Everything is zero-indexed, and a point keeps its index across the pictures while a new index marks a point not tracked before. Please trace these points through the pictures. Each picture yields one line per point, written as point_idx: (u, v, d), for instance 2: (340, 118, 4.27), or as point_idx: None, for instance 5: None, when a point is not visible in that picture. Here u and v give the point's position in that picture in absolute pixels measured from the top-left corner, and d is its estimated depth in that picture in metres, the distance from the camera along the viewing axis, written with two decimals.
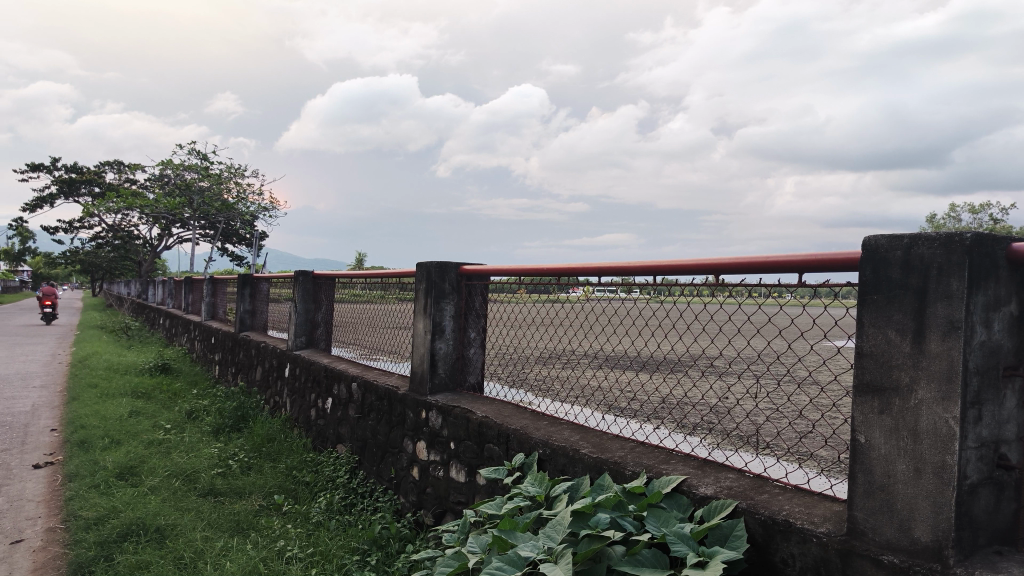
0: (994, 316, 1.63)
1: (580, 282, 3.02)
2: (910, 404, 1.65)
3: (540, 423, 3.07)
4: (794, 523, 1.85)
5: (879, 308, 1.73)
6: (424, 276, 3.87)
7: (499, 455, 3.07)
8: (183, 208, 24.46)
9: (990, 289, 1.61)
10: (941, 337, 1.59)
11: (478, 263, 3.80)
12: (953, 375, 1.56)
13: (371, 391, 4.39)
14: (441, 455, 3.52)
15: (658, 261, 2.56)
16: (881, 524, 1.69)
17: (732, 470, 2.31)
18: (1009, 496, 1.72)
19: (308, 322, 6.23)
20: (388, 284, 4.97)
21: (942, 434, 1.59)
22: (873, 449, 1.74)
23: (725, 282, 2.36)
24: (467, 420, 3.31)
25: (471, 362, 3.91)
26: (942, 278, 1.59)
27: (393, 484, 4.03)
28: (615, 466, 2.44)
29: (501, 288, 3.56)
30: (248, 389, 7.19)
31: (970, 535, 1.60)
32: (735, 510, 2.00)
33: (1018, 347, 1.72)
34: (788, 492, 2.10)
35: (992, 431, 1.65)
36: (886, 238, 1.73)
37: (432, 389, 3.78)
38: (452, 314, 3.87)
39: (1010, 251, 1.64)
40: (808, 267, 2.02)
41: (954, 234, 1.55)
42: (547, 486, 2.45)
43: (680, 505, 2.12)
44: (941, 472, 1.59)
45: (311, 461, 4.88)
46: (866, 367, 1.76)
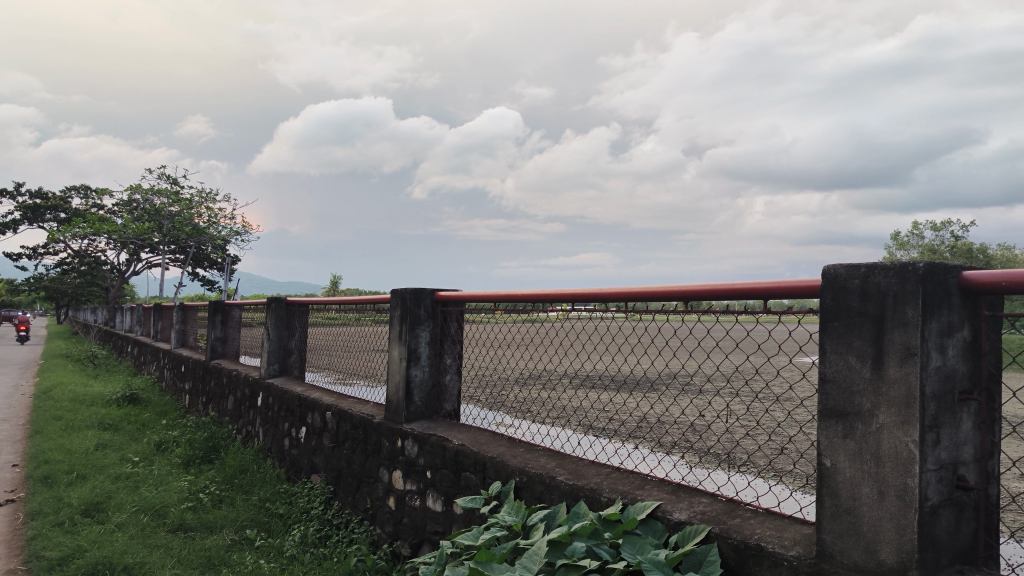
0: (949, 342, 1.67)
1: (556, 305, 3.03)
2: (872, 428, 1.68)
3: (517, 450, 3.07)
4: (765, 546, 1.88)
5: (840, 335, 1.76)
6: (399, 303, 3.86)
7: (476, 484, 3.06)
8: (153, 232, 24.16)
9: (943, 316, 1.65)
10: (899, 363, 1.62)
11: (452, 288, 3.81)
12: (911, 400, 1.60)
13: (345, 420, 4.36)
14: (417, 485, 3.50)
15: (632, 285, 2.58)
16: (848, 546, 1.71)
17: (705, 494, 2.33)
18: (970, 516, 1.75)
19: (282, 349, 6.17)
20: (363, 308, 4.94)
21: (903, 457, 1.62)
22: (838, 472, 1.76)
23: (696, 306, 2.40)
24: (444, 448, 3.30)
25: (447, 389, 3.91)
26: (898, 306, 1.63)
27: (369, 514, 3.99)
28: (591, 493, 2.44)
29: (478, 312, 3.56)
30: (220, 419, 7.09)
31: (933, 556, 1.63)
32: (709, 535, 2.02)
33: (973, 371, 1.76)
34: (760, 515, 2.12)
35: (950, 453, 1.68)
36: (845, 267, 1.77)
37: (408, 417, 3.76)
38: (428, 340, 3.86)
39: (961, 279, 1.69)
40: (775, 293, 2.05)
41: (908, 263, 1.59)
42: (523, 515, 2.45)
43: (655, 531, 2.13)
44: (903, 495, 1.61)
45: (284, 492, 4.81)
46: (830, 393, 1.79)
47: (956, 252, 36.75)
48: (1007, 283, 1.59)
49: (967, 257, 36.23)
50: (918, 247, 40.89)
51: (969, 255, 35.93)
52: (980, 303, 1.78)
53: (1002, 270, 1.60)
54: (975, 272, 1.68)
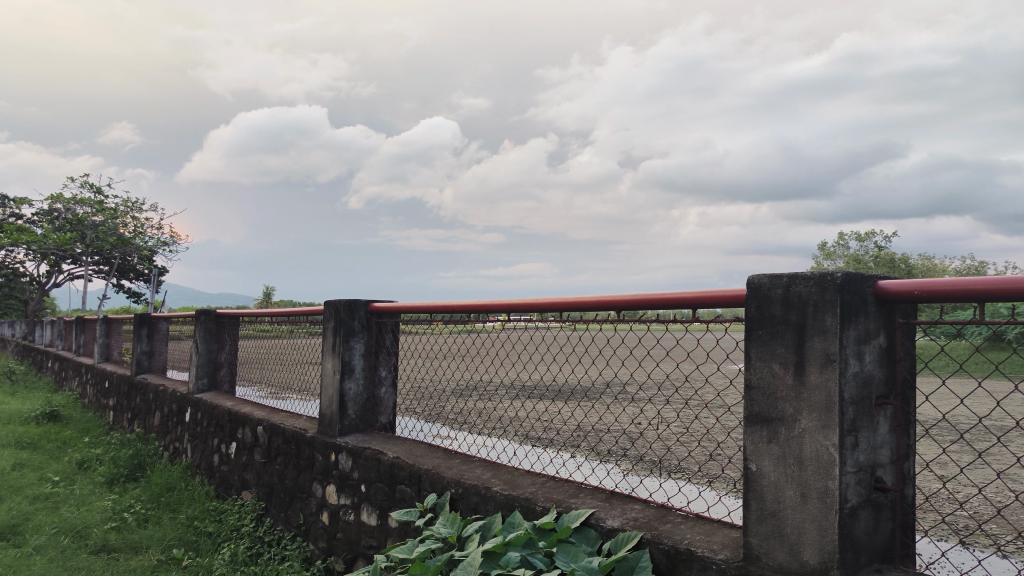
0: (866, 349, 1.74)
1: (495, 316, 3.02)
2: (794, 433, 1.73)
3: (452, 462, 3.06)
4: (694, 551, 1.91)
5: (764, 343, 1.81)
6: (332, 314, 3.80)
7: (411, 497, 3.03)
8: (75, 242, 23.31)
9: (860, 324, 1.72)
10: (819, 369, 1.68)
11: (387, 299, 3.78)
12: (831, 406, 1.65)
13: (277, 435, 4.27)
14: (351, 499, 3.45)
15: (566, 296, 2.60)
16: (774, 548, 1.76)
17: (638, 501, 2.36)
18: (887, 516, 1.81)
19: (211, 363, 6.00)
20: (297, 320, 4.85)
21: (824, 460, 1.67)
22: (763, 477, 1.81)
23: (628, 316, 2.44)
24: (378, 461, 3.26)
25: (382, 402, 3.87)
26: (818, 314, 1.69)
27: (302, 530, 3.91)
28: (526, 502, 2.44)
29: (414, 323, 3.53)
30: (146, 435, 6.86)
31: (853, 556, 1.69)
32: (641, 541, 2.05)
33: (889, 377, 1.83)
34: (689, 520, 2.16)
35: (868, 455, 1.75)
36: (768, 276, 1.82)
37: (342, 431, 3.71)
38: (362, 352, 3.81)
39: (877, 289, 1.76)
40: (703, 302, 2.11)
41: (827, 273, 1.65)
42: (458, 526, 2.44)
43: (589, 538, 2.15)
44: (825, 497, 1.66)
45: (214, 510, 4.68)
46: (754, 400, 1.84)
47: (877, 261, 38.14)
48: (919, 292, 1.66)
49: (888, 267, 37.66)
50: (843, 256, 42.28)
51: (889, 265, 37.40)
52: (894, 311, 1.85)
53: (915, 279, 1.67)
54: (889, 281, 1.75)
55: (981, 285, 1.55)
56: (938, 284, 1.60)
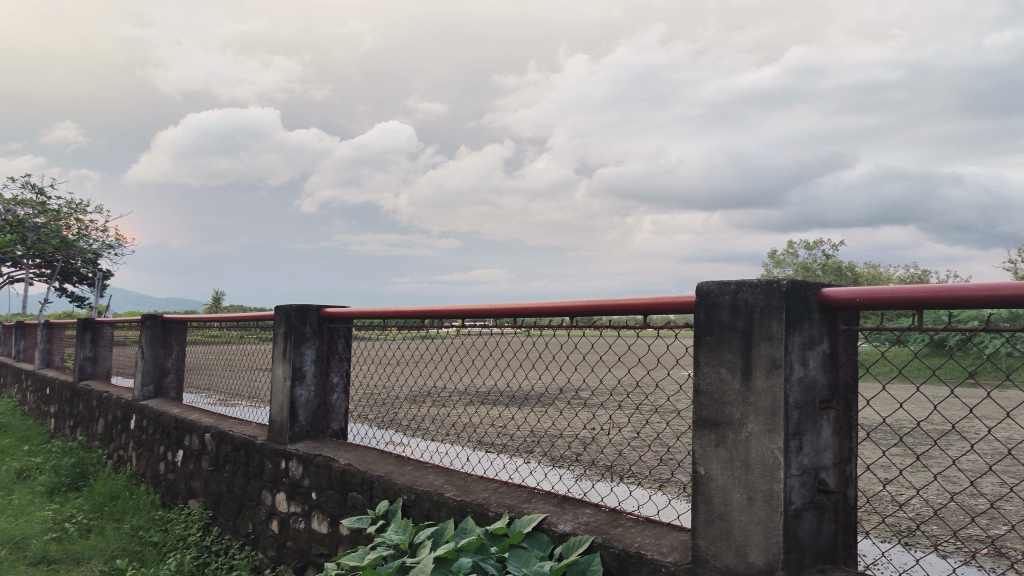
0: (810, 355, 1.78)
1: (450, 321, 3.01)
2: (742, 436, 1.76)
3: (405, 468, 3.04)
4: (645, 554, 1.94)
5: (712, 348, 1.84)
6: (283, 319, 3.75)
7: (363, 504, 3.00)
8: (15, 245, 22.60)
9: (805, 330, 1.76)
10: (765, 375, 1.71)
11: (340, 305, 3.75)
12: (776, 410, 1.69)
13: (226, 442, 4.19)
14: (302, 507, 3.40)
15: (522, 303, 2.61)
16: (721, 551, 1.79)
17: (589, 505, 2.37)
18: (830, 518, 1.86)
19: (157, 369, 5.87)
20: (247, 326, 4.76)
21: (770, 463, 1.70)
22: (711, 479, 1.83)
23: (581, 323, 2.46)
24: (330, 468, 3.22)
25: (334, 408, 3.84)
26: (764, 321, 1.72)
27: (250, 539, 3.85)
28: (479, 508, 2.44)
29: (368, 328, 3.49)
30: (88, 443, 6.67)
31: (797, 556, 1.72)
32: (592, 544, 2.06)
33: (832, 382, 1.88)
34: (640, 523, 2.18)
35: (812, 458, 1.79)
36: (717, 283, 1.85)
37: (292, 438, 3.66)
38: (314, 358, 3.77)
39: (821, 296, 1.80)
40: (655, 309, 2.13)
41: (773, 280, 1.69)
42: (410, 533, 2.43)
43: (541, 543, 2.16)
44: (770, 499, 1.70)
45: (159, 519, 4.57)
46: (703, 405, 1.86)
47: (825, 269, 39.03)
48: (861, 299, 1.71)
49: (834, 275, 38.60)
50: (791, 264, 43.20)
51: (835, 273, 38.34)
52: (838, 318, 1.90)
53: (858, 287, 1.72)
54: (833, 289, 1.80)
55: (921, 293, 1.60)
56: (880, 291, 1.66)
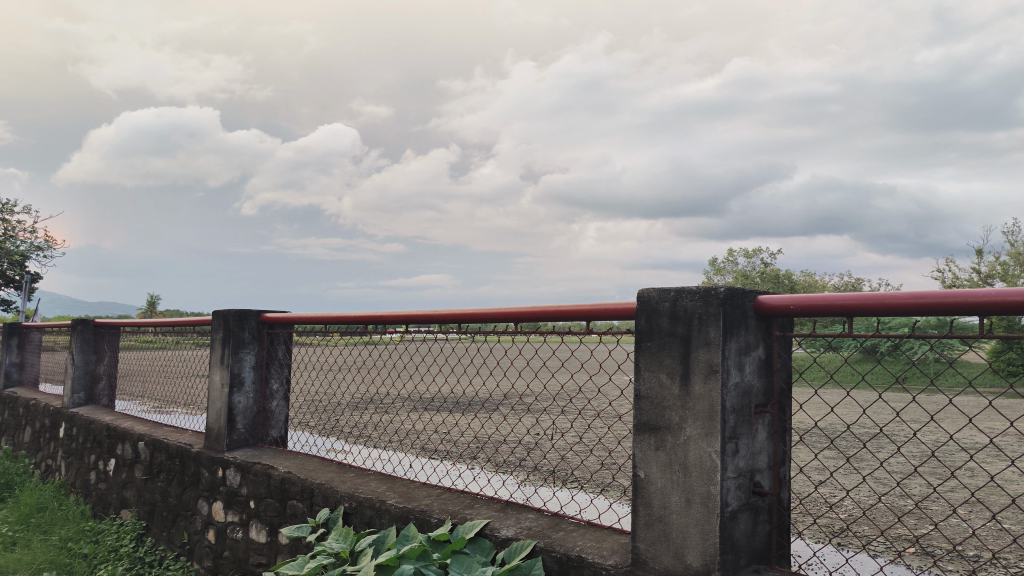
0: (746, 361, 1.82)
1: (394, 328, 2.98)
2: (680, 440, 1.79)
3: (346, 476, 3.00)
4: (586, 557, 1.96)
5: (652, 353, 1.87)
6: (221, 324, 3.66)
7: (303, 512, 2.96)
8: None
9: (741, 336, 1.80)
10: (703, 379, 1.75)
11: (280, 310, 3.70)
12: (714, 414, 1.72)
13: (160, 451, 4.08)
14: (239, 516, 3.33)
15: (467, 309, 2.60)
16: (660, 552, 1.82)
17: (532, 510, 2.38)
18: (764, 519, 1.90)
19: (88, 376, 5.68)
20: (183, 332, 4.63)
21: (707, 466, 1.73)
22: (650, 483, 1.86)
23: (524, 329, 2.46)
24: (269, 477, 3.17)
25: (274, 415, 3.77)
26: (702, 327, 1.76)
27: (185, 550, 3.75)
28: (421, 515, 2.43)
29: (311, 333, 3.44)
30: (14, 453, 6.41)
31: (733, 557, 1.76)
32: (534, 549, 2.07)
33: (767, 387, 1.92)
34: (581, 527, 2.20)
35: (747, 461, 1.83)
36: (657, 290, 1.88)
37: (229, 446, 3.58)
38: (253, 364, 3.69)
39: (757, 303, 1.84)
40: (598, 315, 2.16)
41: (710, 288, 1.72)
42: (352, 541, 2.40)
43: (483, 548, 2.16)
44: (708, 502, 1.73)
45: (89, 530, 4.42)
46: (643, 409, 1.89)
47: (763, 277, 39.96)
48: (795, 307, 1.76)
49: (771, 283, 39.55)
50: (731, 272, 44.10)
51: (772, 281, 39.27)
52: (773, 325, 1.95)
53: (791, 294, 1.77)
54: (768, 296, 1.85)
55: (854, 300, 1.65)
56: (814, 298, 1.71)
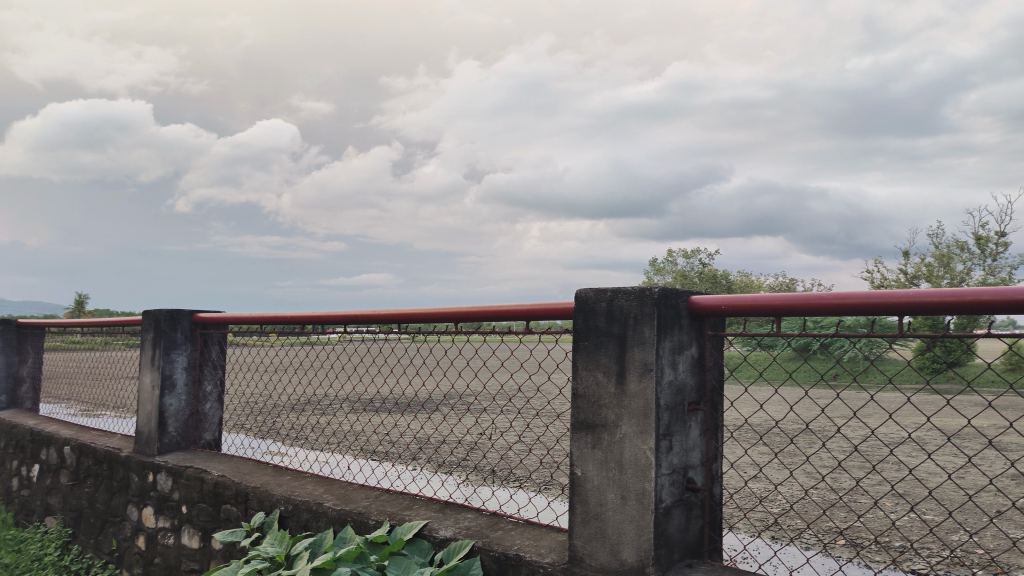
0: (679, 359, 1.85)
1: (333, 328, 2.94)
2: (616, 438, 1.81)
3: (282, 479, 2.95)
4: (523, 556, 1.97)
5: (589, 353, 1.89)
6: (152, 324, 3.56)
7: (237, 516, 2.90)
8: None
9: (675, 336, 1.83)
10: (638, 378, 1.77)
11: (214, 311, 3.61)
12: (648, 412, 1.75)
13: (86, 456, 3.95)
14: (170, 522, 3.25)
15: (409, 310, 2.58)
16: (596, 549, 1.84)
17: (471, 510, 2.38)
18: (697, 514, 1.94)
19: (10, 378, 5.44)
20: (111, 332, 4.48)
21: (641, 463, 1.76)
22: (587, 480, 1.88)
23: (466, 329, 2.46)
24: (201, 481, 3.09)
25: (207, 418, 3.69)
26: (637, 327, 1.78)
27: (114, 557, 3.64)
28: (359, 517, 2.40)
29: (247, 334, 3.37)
30: None
31: (666, 553, 1.79)
32: (472, 549, 2.07)
33: (700, 385, 1.96)
34: (519, 526, 2.21)
35: (680, 457, 1.86)
36: (594, 290, 1.90)
37: (160, 450, 3.49)
38: (185, 366, 3.60)
39: (690, 304, 1.88)
40: (537, 314, 2.17)
41: (645, 288, 1.75)
42: (287, 545, 2.36)
43: (421, 549, 2.15)
44: (642, 498, 1.76)
45: (11, 539, 4.24)
46: (580, 408, 1.90)
47: (701, 277, 40.72)
48: (726, 307, 1.80)
49: (709, 283, 40.29)
50: (669, 272, 44.80)
51: (708, 281, 39.98)
52: (706, 324, 1.99)
53: (722, 295, 1.81)
54: (700, 297, 1.88)
55: (782, 300, 1.70)
56: (745, 299, 1.75)
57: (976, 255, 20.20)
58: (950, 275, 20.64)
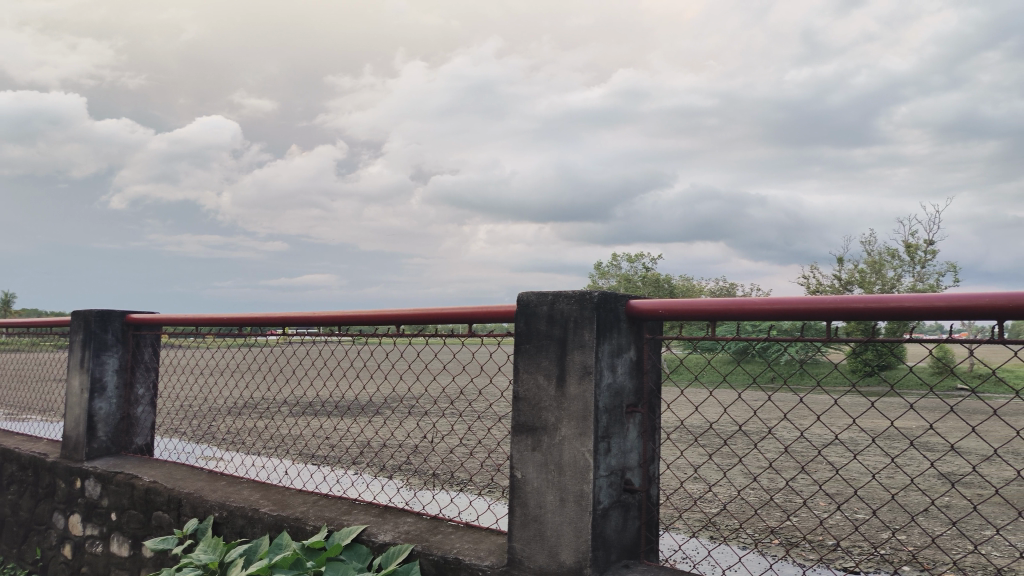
0: (618, 362, 1.87)
1: (274, 330, 2.88)
2: (555, 441, 1.82)
3: (217, 484, 2.89)
4: (463, 559, 1.97)
5: (530, 356, 1.89)
6: (81, 325, 3.44)
7: (169, 523, 2.82)
8: None
9: (614, 339, 1.85)
10: (577, 381, 1.79)
11: (148, 311, 3.51)
12: (587, 415, 1.76)
13: (10, 461, 3.79)
14: (99, 529, 3.14)
15: (350, 311, 2.56)
16: (535, 551, 1.85)
17: (411, 514, 2.37)
18: (634, 515, 1.96)
19: None
20: (37, 332, 4.32)
21: (580, 466, 1.78)
22: (527, 483, 1.88)
23: (410, 332, 2.45)
24: (132, 487, 3.00)
25: (139, 422, 3.58)
26: (577, 330, 1.80)
27: (38, 567, 3.51)
28: (296, 522, 2.37)
29: (183, 335, 3.29)
30: None
31: (604, 554, 1.81)
32: (411, 553, 2.06)
33: (637, 388, 1.98)
34: (460, 530, 2.20)
35: (618, 459, 1.88)
36: (535, 294, 1.90)
37: (89, 455, 3.38)
38: (116, 368, 3.48)
39: (628, 307, 1.90)
40: (479, 317, 2.18)
41: (585, 292, 1.76)
42: (221, 552, 2.31)
43: (360, 554, 2.13)
44: (581, 500, 1.77)
45: None
46: (521, 411, 1.91)
47: (643, 281, 41.25)
48: (663, 311, 1.83)
49: (651, 288, 40.86)
50: (613, 276, 45.27)
51: (650, 285, 40.55)
52: (644, 328, 2.01)
53: (661, 299, 1.84)
54: (639, 300, 1.91)
55: (718, 305, 1.74)
56: (681, 303, 1.79)
57: (906, 261, 20.88)
58: (882, 281, 21.36)
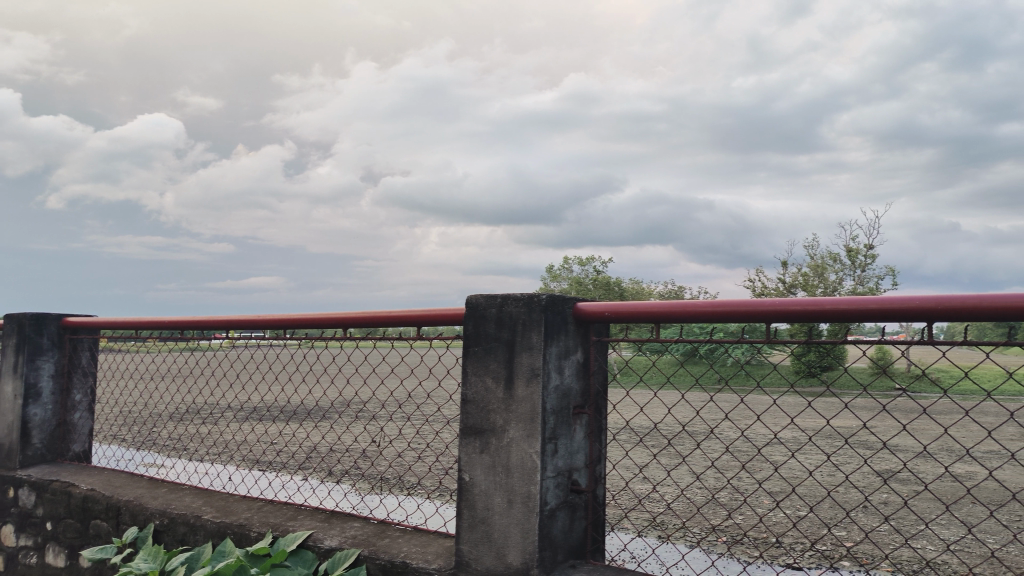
0: (565, 364, 1.89)
1: (219, 333, 2.82)
2: (503, 443, 1.83)
3: (158, 491, 2.82)
4: (410, 563, 1.96)
5: (478, 359, 1.89)
6: (14, 329, 3.32)
7: (107, 532, 2.75)
8: None
9: (561, 341, 1.86)
10: (525, 383, 1.79)
11: (85, 314, 3.42)
12: (535, 416, 1.77)
13: None
14: (33, 540, 3.04)
15: (296, 314, 2.52)
16: (482, 553, 1.85)
17: (357, 518, 2.34)
18: (580, 516, 1.97)
19: None
20: None
21: (527, 467, 1.78)
22: (474, 485, 1.88)
23: (357, 334, 2.43)
24: (68, 495, 2.91)
25: (76, 429, 3.47)
26: (525, 333, 1.80)
27: None
28: (240, 529, 2.33)
29: (124, 338, 3.20)
30: None
31: (550, 555, 1.82)
32: (358, 558, 2.05)
33: (584, 389, 2.00)
34: (407, 533, 2.19)
35: (565, 460, 1.89)
36: (484, 296, 1.90)
37: (23, 463, 3.27)
38: (52, 373, 3.38)
39: (575, 310, 1.92)
40: (428, 320, 2.17)
41: (533, 295, 1.77)
42: (162, 560, 2.26)
43: (305, 560, 2.11)
44: (528, 501, 1.78)
45: None
46: (469, 413, 1.91)
47: (593, 284, 41.58)
48: (609, 313, 1.85)
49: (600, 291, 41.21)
50: (562, 279, 45.51)
51: (600, 288, 40.90)
52: (591, 330, 2.03)
53: (607, 302, 1.85)
54: (586, 303, 1.92)
55: (664, 307, 1.76)
56: (627, 306, 1.81)
57: (848, 265, 21.45)
58: (824, 284, 21.90)
